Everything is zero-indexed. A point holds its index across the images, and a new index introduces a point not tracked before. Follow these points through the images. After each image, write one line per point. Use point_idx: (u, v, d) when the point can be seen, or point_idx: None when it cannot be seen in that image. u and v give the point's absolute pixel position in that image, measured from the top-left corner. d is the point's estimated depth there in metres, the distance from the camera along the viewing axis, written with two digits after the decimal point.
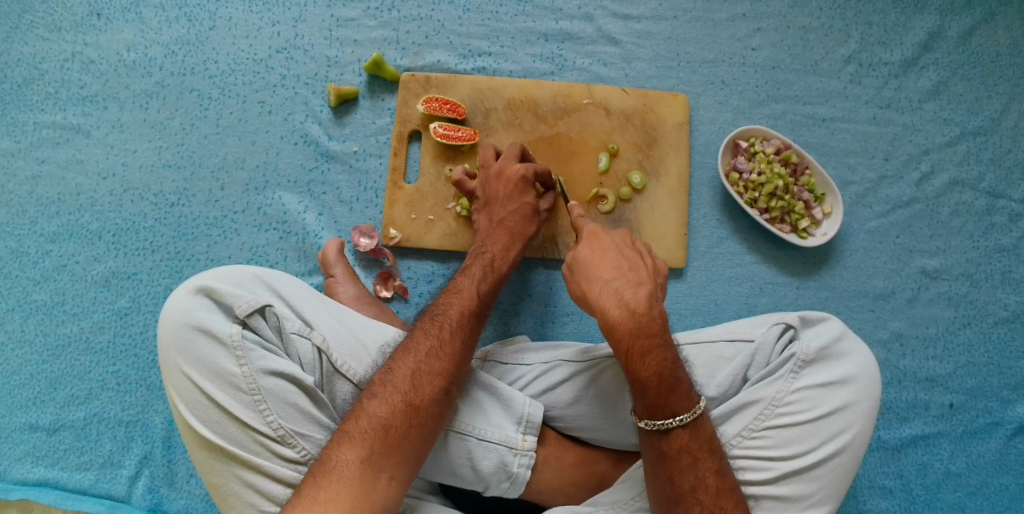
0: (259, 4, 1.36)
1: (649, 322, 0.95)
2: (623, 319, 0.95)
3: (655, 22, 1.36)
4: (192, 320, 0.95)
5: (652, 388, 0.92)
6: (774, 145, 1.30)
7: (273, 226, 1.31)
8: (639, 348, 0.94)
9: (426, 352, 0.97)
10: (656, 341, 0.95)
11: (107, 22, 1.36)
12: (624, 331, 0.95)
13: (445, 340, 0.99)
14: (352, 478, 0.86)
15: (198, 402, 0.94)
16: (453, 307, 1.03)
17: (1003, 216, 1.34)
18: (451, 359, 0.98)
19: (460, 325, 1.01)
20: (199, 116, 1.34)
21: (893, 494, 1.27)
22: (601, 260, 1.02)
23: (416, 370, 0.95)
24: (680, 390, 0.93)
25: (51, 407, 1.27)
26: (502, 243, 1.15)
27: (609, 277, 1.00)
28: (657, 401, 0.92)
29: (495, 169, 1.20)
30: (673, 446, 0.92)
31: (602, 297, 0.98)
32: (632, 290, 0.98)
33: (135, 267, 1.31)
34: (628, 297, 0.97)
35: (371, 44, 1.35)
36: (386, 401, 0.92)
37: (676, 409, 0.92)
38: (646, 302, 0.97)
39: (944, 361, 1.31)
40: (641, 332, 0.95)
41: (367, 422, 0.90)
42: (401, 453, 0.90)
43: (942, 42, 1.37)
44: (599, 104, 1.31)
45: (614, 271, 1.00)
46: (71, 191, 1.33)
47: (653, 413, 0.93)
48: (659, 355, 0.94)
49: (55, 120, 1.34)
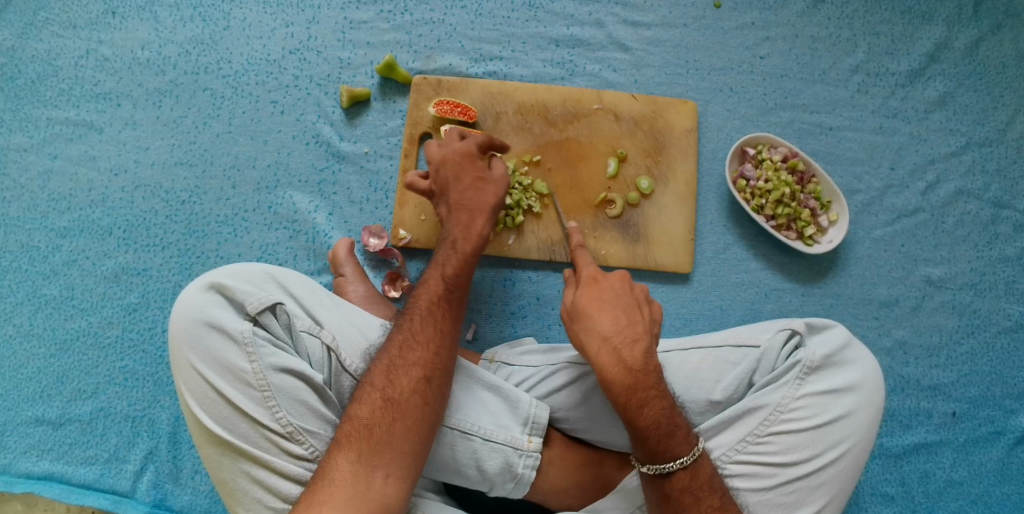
0: (272, 5, 1.37)
1: (646, 377, 0.97)
2: (621, 375, 0.97)
3: (665, 29, 1.38)
4: (203, 316, 0.96)
5: (652, 435, 0.94)
6: (781, 153, 1.31)
7: (283, 225, 1.32)
8: (637, 401, 0.95)
9: (398, 344, 0.98)
10: (653, 392, 0.96)
11: (121, 20, 1.38)
12: (622, 387, 0.96)
13: (416, 330, 1.00)
14: (343, 481, 0.88)
15: (208, 397, 0.95)
16: (421, 298, 1.04)
17: (1007, 226, 1.35)
18: (424, 347, 0.98)
19: (429, 313, 1.02)
20: (211, 115, 1.35)
21: (895, 501, 1.28)
22: (599, 313, 1.01)
23: (391, 364, 0.96)
24: (679, 435, 0.95)
25: (59, 401, 1.28)
26: (463, 224, 1.12)
27: (608, 332, 1.00)
28: (658, 448, 0.94)
29: (439, 156, 1.16)
30: (675, 488, 0.94)
31: (601, 354, 0.98)
32: (630, 346, 0.99)
33: (145, 263, 1.32)
34: (626, 354, 0.98)
35: (383, 46, 1.36)
36: (367, 402, 0.94)
37: (676, 453, 0.94)
38: (643, 359, 0.98)
39: (947, 369, 1.32)
40: (638, 387, 0.96)
41: (352, 424, 0.92)
42: (390, 449, 0.90)
43: (949, 53, 1.38)
44: (609, 109, 1.33)
45: (614, 326, 1.00)
46: (83, 187, 1.34)
47: (653, 458, 0.94)
48: (658, 404, 0.96)
49: (69, 117, 1.35)
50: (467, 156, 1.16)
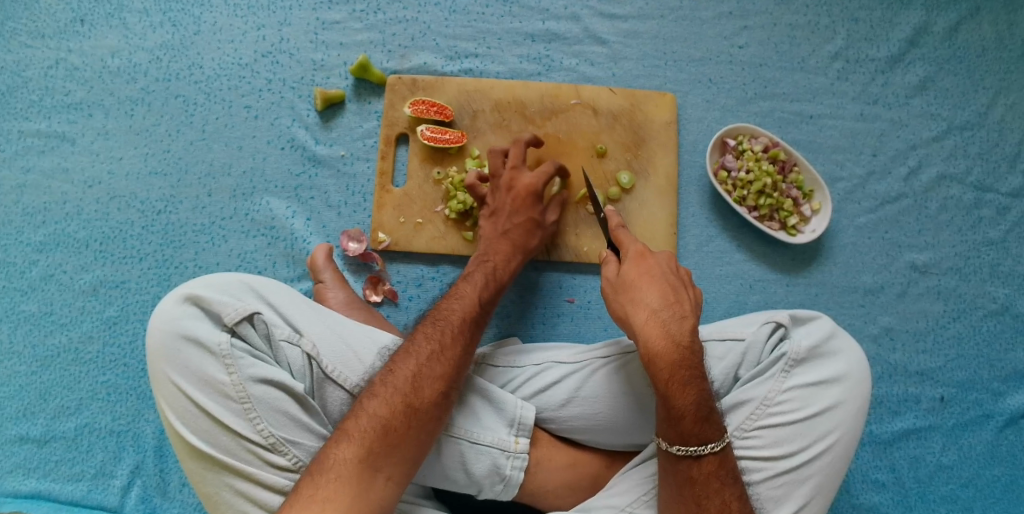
0: (243, 8, 1.35)
1: (692, 356, 0.95)
2: (667, 350, 0.95)
3: (642, 21, 1.36)
4: (179, 329, 0.94)
5: (690, 415, 0.92)
6: (762, 143, 1.30)
7: (262, 232, 1.30)
8: (680, 379, 0.93)
9: (427, 355, 0.97)
10: (695, 373, 0.94)
11: (90, 28, 1.35)
12: (667, 362, 0.94)
13: (447, 345, 0.99)
14: (349, 478, 0.86)
15: (187, 411, 0.94)
16: (454, 313, 1.04)
17: (991, 209, 1.34)
18: (453, 364, 0.98)
19: (461, 331, 1.02)
20: (185, 122, 1.33)
21: (886, 488, 1.27)
22: (647, 287, 1.00)
23: (418, 372, 0.95)
24: (713, 420, 0.94)
25: (42, 418, 1.26)
26: (503, 253, 1.16)
27: (656, 306, 0.98)
28: (692, 429, 0.92)
29: (506, 180, 1.20)
30: (701, 472, 0.93)
31: (648, 325, 0.97)
32: (678, 322, 0.97)
33: (123, 276, 1.30)
34: (674, 329, 0.96)
35: (357, 47, 1.34)
36: (385, 402, 0.92)
37: (708, 437, 0.93)
38: (689, 337, 0.97)
39: (935, 354, 1.31)
40: (683, 364, 0.94)
41: (366, 422, 0.90)
42: (399, 453, 0.89)
43: (928, 37, 1.37)
44: (587, 104, 1.31)
45: (662, 301, 0.99)
46: (57, 200, 1.31)
47: (684, 440, 0.93)
48: (699, 387, 0.94)
49: (40, 129, 1.33)
50: (528, 189, 1.19)
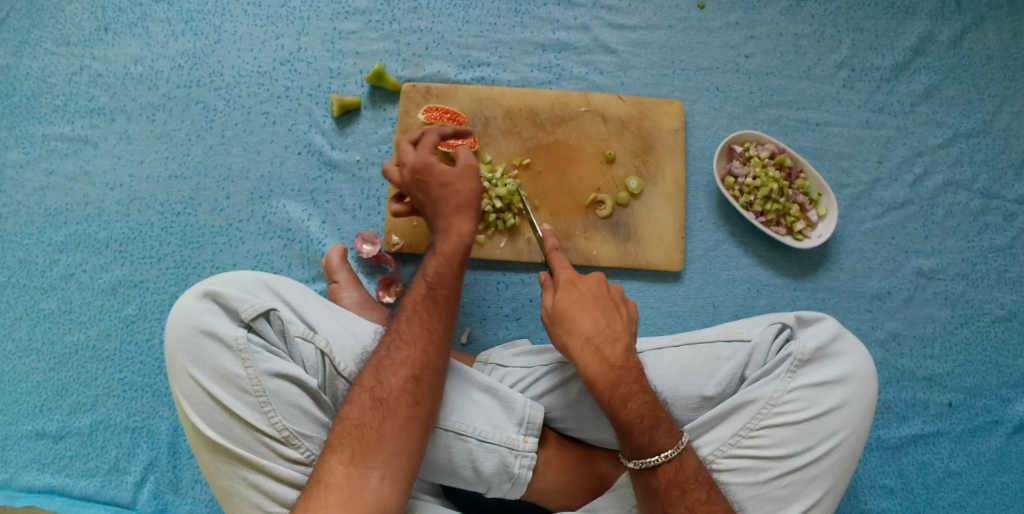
0: (262, 18, 1.40)
1: (628, 373, 0.99)
2: (605, 374, 0.99)
3: (650, 31, 1.39)
4: (199, 323, 0.97)
5: (636, 428, 0.95)
6: (768, 150, 1.32)
7: (277, 234, 1.33)
8: (621, 396, 0.97)
9: (386, 346, 1.00)
10: (635, 386, 0.98)
11: (114, 36, 1.40)
12: (604, 383, 0.98)
13: (402, 330, 1.01)
14: (337, 483, 0.89)
15: (204, 404, 0.96)
16: (408, 302, 1.05)
17: (997, 216, 1.35)
18: (412, 346, 0.99)
19: (416, 313, 1.03)
20: (204, 127, 1.37)
21: (894, 493, 1.27)
22: (577, 314, 1.04)
23: (378, 365, 0.98)
24: (663, 428, 0.96)
25: (58, 414, 1.29)
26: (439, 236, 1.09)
27: (589, 332, 1.02)
28: (641, 440, 0.95)
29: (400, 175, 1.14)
30: (662, 481, 0.95)
31: (583, 354, 1.01)
32: (611, 345, 1.01)
33: (141, 276, 1.33)
34: (608, 352, 1.00)
35: (373, 56, 1.38)
36: (357, 403, 0.95)
37: (661, 446, 0.95)
38: (624, 357, 1.00)
39: (942, 360, 1.32)
40: (621, 382, 0.98)
41: (342, 426, 0.94)
42: (382, 449, 0.91)
43: (934, 47, 1.40)
44: (596, 112, 1.34)
45: (594, 326, 1.02)
46: (79, 201, 1.35)
47: (638, 452, 0.95)
48: (641, 398, 0.97)
49: (64, 133, 1.37)
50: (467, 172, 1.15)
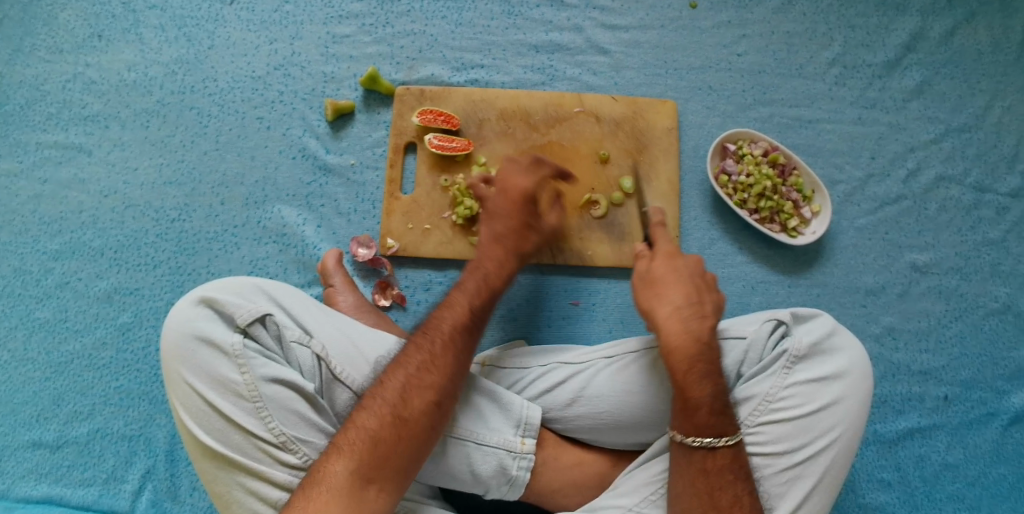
0: (255, 23, 1.40)
1: (710, 352, 1.00)
2: (686, 345, 1.00)
3: (643, 31, 1.40)
4: (195, 330, 0.98)
5: (702, 408, 0.96)
6: (762, 148, 1.33)
7: (272, 239, 1.33)
8: (696, 372, 0.98)
9: (417, 364, 0.98)
10: (711, 367, 0.99)
11: (107, 43, 1.40)
12: (683, 356, 0.99)
13: (438, 353, 0.99)
14: (340, 490, 0.88)
15: (201, 410, 0.97)
16: (444, 322, 1.03)
17: (990, 210, 1.36)
18: (442, 373, 0.98)
19: (452, 339, 1.01)
20: (198, 133, 1.37)
21: (891, 487, 1.28)
22: (670, 284, 1.06)
23: (407, 383, 0.96)
24: (728, 413, 0.97)
25: (55, 423, 1.29)
26: (496, 259, 1.14)
27: (679, 302, 1.04)
28: (707, 420, 0.95)
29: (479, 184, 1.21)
30: (715, 464, 0.95)
31: (669, 322, 1.02)
32: (698, 320, 1.02)
33: (138, 283, 1.33)
34: (694, 327, 1.01)
35: (366, 59, 1.38)
36: (374, 413, 0.94)
37: (723, 431, 0.96)
38: (709, 335, 1.01)
39: (937, 353, 1.33)
40: (700, 359, 0.99)
41: (356, 434, 0.92)
42: (389, 466, 0.91)
43: (925, 43, 1.40)
44: (590, 112, 1.34)
45: (683, 298, 1.04)
46: (74, 209, 1.35)
47: (700, 430, 0.95)
48: (712, 380, 0.98)
49: (58, 140, 1.37)
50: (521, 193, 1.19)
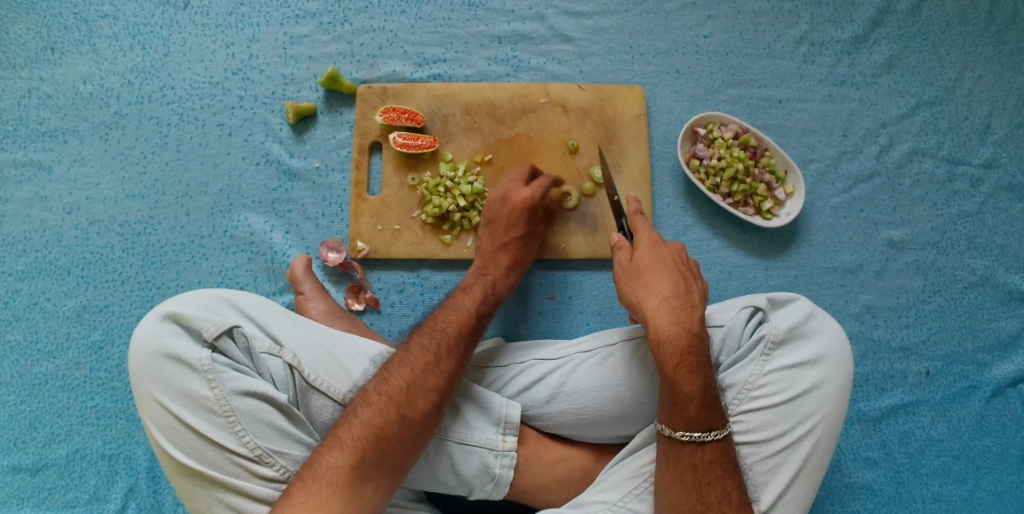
0: (211, 27, 1.36)
1: (700, 343, 0.98)
2: (677, 337, 0.98)
3: (607, 17, 1.37)
4: (161, 347, 0.95)
5: (695, 403, 0.94)
6: (732, 130, 1.30)
7: (241, 248, 1.31)
8: (689, 364, 0.96)
9: (422, 365, 0.97)
10: (703, 359, 0.97)
11: (61, 55, 1.36)
12: (677, 347, 0.97)
13: (442, 357, 0.99)
14: (341, 486, 0.86)
15: (173, 428, 0.94)
16: (450, 324, 1.04)
17: (964, 183, 1.35)
18: (445, 376, 0.98)
19: (456, 344, 1.02)
20: (159, 143, 1.34)
21: (878, 465, 1.28)
22: (658, 274, 1.04)
23: (412, 382, 0.95)
24: (718, 407, 0.96)
25: (33, 447, 1.26)
26: (502, 267, 1.18)
27: (667, 293, 1.02)
28: (699, 416, 0.94)
29: (502, 192, 1.22)
30: (704, 458, 0.94)
31: (659, 312, 1.00)
32: (688, 311, 1.00)
33: (106, 300, 1.30)
34: (684, 318, 1.00)
35: (326, 59, 1.35)
36: (379, 410, 0.92)
37: (714, 424, 0.95)
38: (699, 325, 1.00)
39: (917, 329, 1.32)
40: (692, 350, 0.97)
41: (359, 429, 0.90)
42: (389, 463, 0.90)
43: (892, 17, 1.39)
44: (556, 102, 1.32)
45: (673, 289, 1.02)
46: (36, 228, 1.32)
47: (690, 425, 0.94)
48: (705, 373, 0.96)
49: (16, 158, 1.33)
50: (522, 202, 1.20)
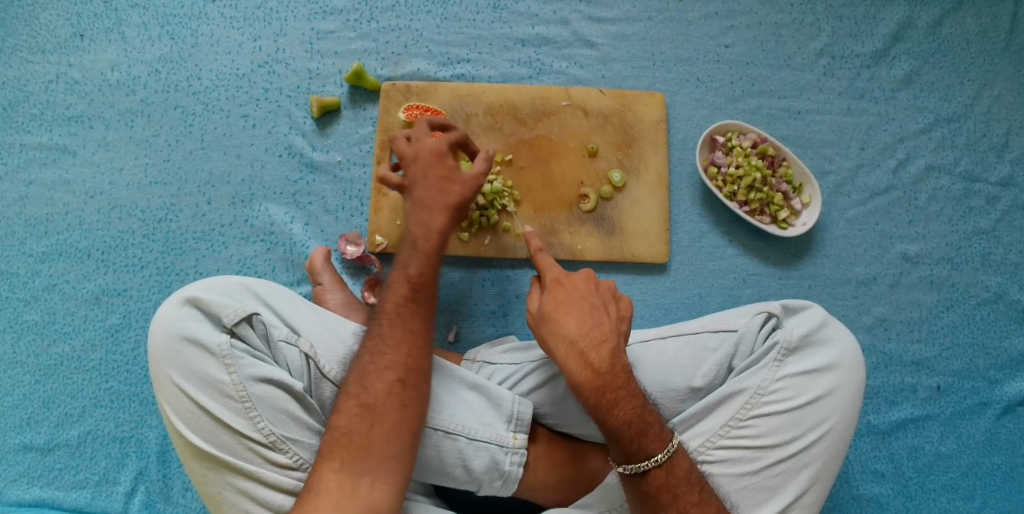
0: (239, 20, 1.38)
1: (614, 378, 0.95)
2: (589, 378, 0.95)
3: (630, 23, 1.39)
4: (181, 331, 0.96)
5: (625, 435, 0.93)
6: (751, 139, 1.32)
7: (260, 238, 1.32)
8: (609, 403, 0.94)
9: (370, 351, 0.96)
10: (623, 392, 0.95)
11: (90, 42, 1.38)
12: (591, 390, 0.95)
13: (387, 334, 0.97)
14: (329, 492, 0.86)
15: (189, 411, 0.95)
16: (387, 301, 1.01)
17: (980, 199, 1.36)
18: (397, 350, 0.96)
19: (397, 315, 0.99)
20: (184, 132, 1.36)
21: (885, 478, 1.28)
22: (563, 314, 1.00)
23: (364, 371, 0.94)
24: (651, 433, 0.94)
25: (45, 426, 1.28)
26: (429, 222, 1.08)
27: (574, 335, 0.98)
28: (631, 447, 0.93)
29: (408, 155, 1.12)
30: (652, 486, 0.94)
31: (568, 357, 0.97)
32: (597, 348, 0.97)
33: (125, 284, 1.32)
34: (592, 357, 0.96)
35: (351, 55, 1.37)
36: (343, 411, 0.92)
37: (650, 451, 0.94)
38: (610, 360, 0.97)
39: (929, 344, 1.32)
40: (608, 389, 0.95)
41: (331, 434, 0.91)
42: (372, 454, 0.89)
43: (913, 32, 1.40)
44: (577, 106, 1.34)
45: (579, 328, 0.99)
46: (59, 211, 1.34)
47: (629, 458, 0.94)
48: (630, 404, 0.95)
49: (42, 141, 1.36)
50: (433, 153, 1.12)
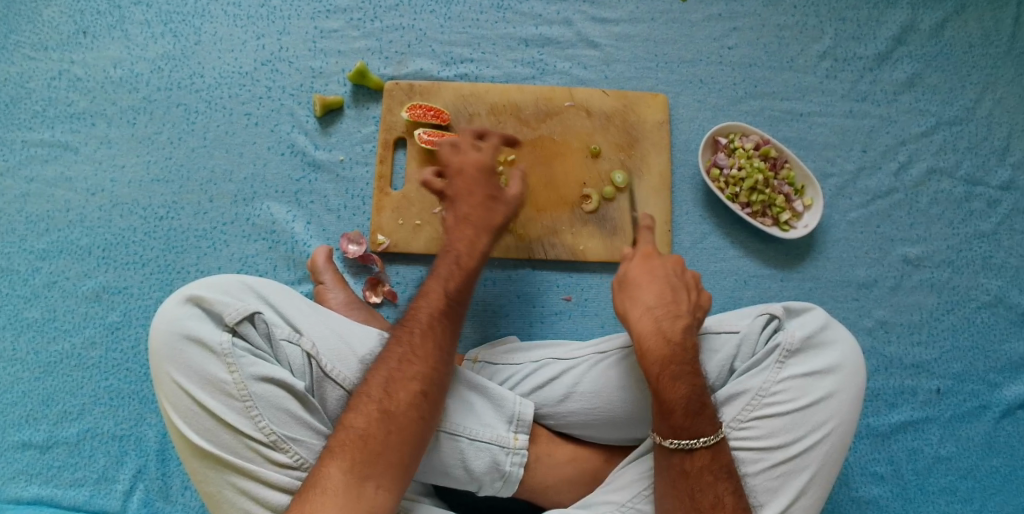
0: (242, 18, 1.38)
1: (684, 353, 0.98)
2: (658, 346, 0.98)
3: (633, 24, 1.39)
4: (182, 329, 0.96)
5: (679, 410, 0.94)
6: (753, 142, 1.32)
7: (262, 236, 1.32)
8: (671, 374, 0.96)
9: (399, 357, 0.97)
10: (689, 369, 0.97)
11: (92, 39, 1.38)
12: (657, 357, 0.97)
13: (417, 344, 0.98)
14: (336, 490, 0.86)
15: (190, 410, 0.95)
16: (421, 311, 1.02)
17: (981, 203, 1.36)
18: (425, 362, 0.97)
19: (430, 326, 1.00)
20: (186, 130, 1.36)
21: (884, 480, 1.28)
22: (644, 284, 1.05)
23: (390, 377, 0.95)
24: (704, 414, 0.95)
25: (44, 423, 1.28)
26: (467, 237, 1.11)
27: (651, 303, 1.02)
28: (683, 423, 0.94)
29: (455, 164, 1.16)
30: (695, 465, 0.94)
31: (641, 321, 1.01)
32: (670, 321, 1.00)
33: (125, 281, 1.32)
34: (666, 326, 0.99)
35: (354, 54, 1.37)
36: (363, 412, 0.92)
37: (702, 431, 0.94)
38: (684, 335, 0.99)
39: (929, 347, 1.33)
40: (673, 360, 0.97)
41: (345, 434, 0.90)
42: (383, 461, 0.89)
43: (915, 35, 1.40)
44: (580, 106, 1.34)
45: (658, 299, 1.02)
46: (60, 208, 1.34)
47: (677, 433, 0.94)
48: (689, 381, 0.96)
49: (43, 138, 1.35)
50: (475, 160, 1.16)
